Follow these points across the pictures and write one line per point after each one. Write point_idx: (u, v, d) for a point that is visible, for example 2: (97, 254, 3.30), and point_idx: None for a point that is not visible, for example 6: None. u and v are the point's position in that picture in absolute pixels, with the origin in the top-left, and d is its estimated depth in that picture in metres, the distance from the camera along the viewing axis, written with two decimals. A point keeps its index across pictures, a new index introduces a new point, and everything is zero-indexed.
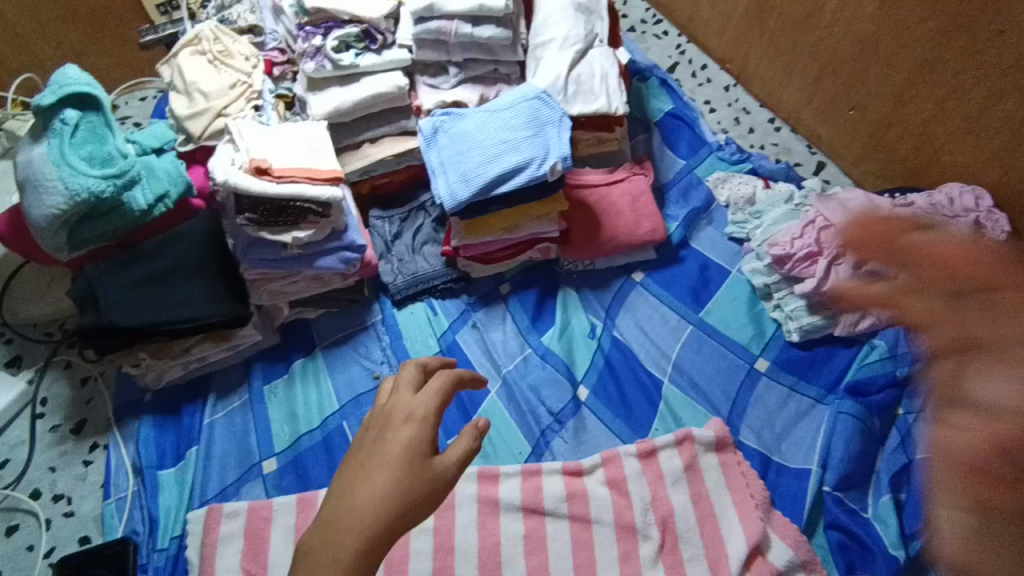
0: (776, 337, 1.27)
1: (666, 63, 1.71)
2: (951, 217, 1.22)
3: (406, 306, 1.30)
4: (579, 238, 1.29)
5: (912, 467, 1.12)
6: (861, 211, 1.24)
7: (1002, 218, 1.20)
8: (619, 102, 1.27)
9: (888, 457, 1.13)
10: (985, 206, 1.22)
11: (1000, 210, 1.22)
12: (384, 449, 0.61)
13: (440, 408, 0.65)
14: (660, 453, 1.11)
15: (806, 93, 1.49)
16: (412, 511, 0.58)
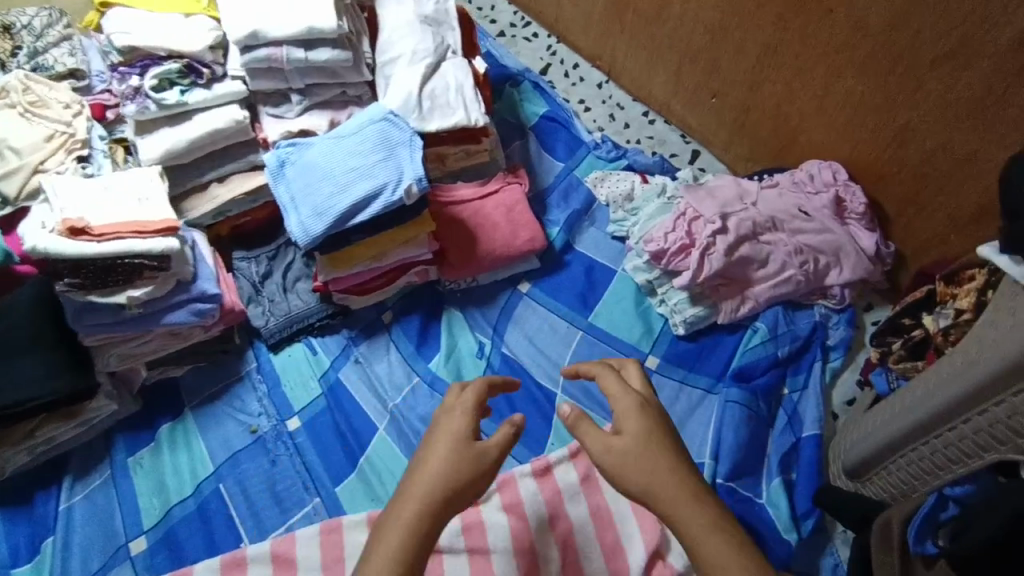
0: (664, 331, 1.28)
1: (539, 66, 1.69)
2: (813, 195, 1.27)
3: (283, 349, 1.22)
4: (455, 257, 1.26)
5: (800, 445, 1.14)
6: (727, 199, 1.28)
7: (858, 190, 1.24)
8: (478, 114, 1.23)
9: (777, 439, 1.15)
10: (842, 179, 1.25)
11: (856, 182, 1.25)
12: (434, 441, 0.71)
13: (479, 404, 0.75)
14: (555, 469, 1.08)
15: (671, 84, 1.51)
16: (463, 490, 0.69)
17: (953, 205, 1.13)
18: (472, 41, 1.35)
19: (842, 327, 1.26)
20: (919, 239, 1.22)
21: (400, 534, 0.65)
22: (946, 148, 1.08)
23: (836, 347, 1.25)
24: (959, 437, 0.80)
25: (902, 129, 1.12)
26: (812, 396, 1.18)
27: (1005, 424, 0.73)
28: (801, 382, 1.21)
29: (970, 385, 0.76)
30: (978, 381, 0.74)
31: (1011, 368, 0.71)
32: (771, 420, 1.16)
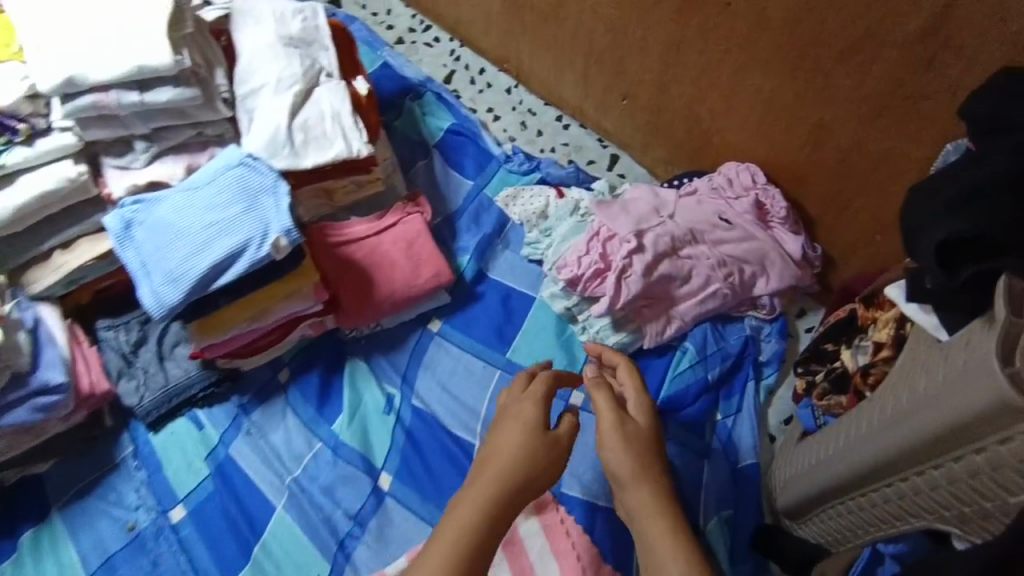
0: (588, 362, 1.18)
1: (442, 73, 1.55)
2: (732, 201, 1.18)
3: (163, 427, 1.10)
4: (351, 303, 1.14)
5: (737, 477, 1.07)
6: (643, 214, 1.18)
7: (777, 193, 1.16)
8: (360, 144, 1.10)
9: (714, 470, 1.07)
10: (761, 182, 1.16)
11: (774, 185, 1.17)
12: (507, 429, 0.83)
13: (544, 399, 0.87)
14: None
15: (580, 87, 1.39)
16: (542, 471, 0.80)
17: (877, 205, 1.05)
18: (354, 60, 1.22)
19: (774, 339, 1.19)
20: (845, 240, 1.14)
21: (477, 505, 0.76)
22: (861, 147, 0.99)
23: (769, 362, 1.17)
24: (883, 500, 0.68)
25: (816, 127, 1.03)
26: (746, 422, 1.12)
27: (932, 496, 0.62)
28: (735, 404, 1.13)
29: (886, 451, 0.63)
30: (898, 449, 0.62)
31: (930, 440, 0.58)
32: (705, 450, 1.08)
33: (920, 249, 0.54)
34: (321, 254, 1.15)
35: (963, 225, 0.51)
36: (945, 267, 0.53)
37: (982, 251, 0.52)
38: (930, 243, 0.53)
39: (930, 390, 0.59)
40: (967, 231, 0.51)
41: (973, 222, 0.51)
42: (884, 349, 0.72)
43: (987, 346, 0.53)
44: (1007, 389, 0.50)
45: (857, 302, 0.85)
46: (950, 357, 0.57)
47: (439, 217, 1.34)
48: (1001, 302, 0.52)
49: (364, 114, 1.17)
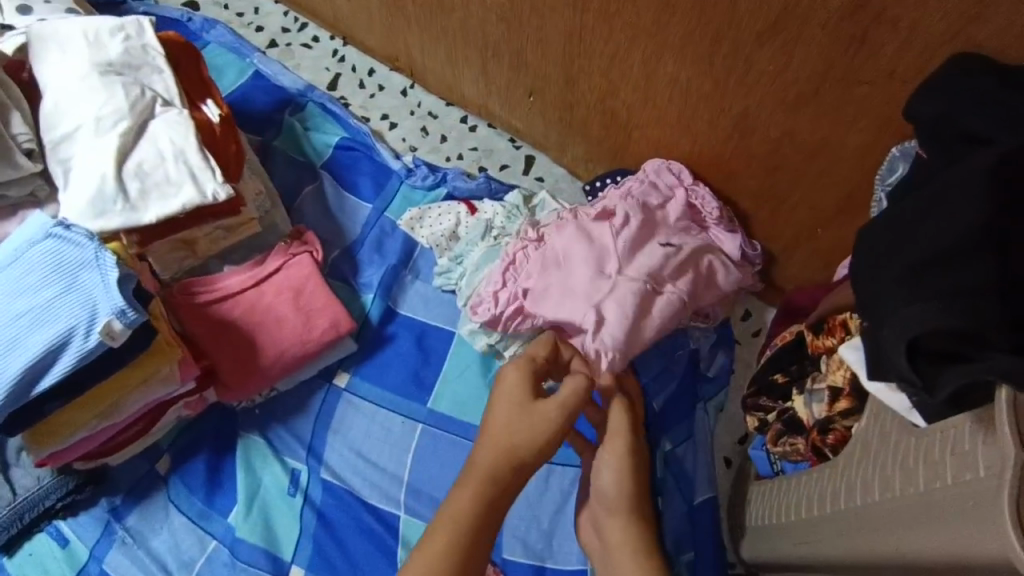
0: None
1: (325, 79, 1.36)
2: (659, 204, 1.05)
3: (19, 546, 0.93)
4: (233, 375, 0.96)
5: (696, 515, 0.96)
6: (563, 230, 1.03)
7: (706, 192, 1.03)
8: (215, 186, 0.91)
9: (670, 512, 0.95)
10: (688, 181, 1.04)
11: (702, 184, 1.04)
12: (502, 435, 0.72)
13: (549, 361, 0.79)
14: None
15: (481, 84, 1.23)
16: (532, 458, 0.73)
17: (815, 198, 0.93)
18: (202, 81, 1.03)
19: (723, 350, 1.06)
20: (783, 236, 1.02)
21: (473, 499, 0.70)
22: (792, 136, 0.87)
23: (717, 377, 1.05)
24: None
25: (740, 118, 0.90)
26: (702, 450, 1.00)
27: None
28: (689, 428, 1.01)
29: (846, 553, 0.50)
30: (858, 557, 0.48)
31: (900, 566, 0.44)
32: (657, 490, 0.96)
33: (885, 338, 0.41)
34: (190, 320, 0.97)
35: (933, 315, 0.38)
36: (923, 372, 0.39)
37: (964, 348, 0.38)
38: (896, 339, 0.40)
39: (904, 504, 0.43)
40: (938, 323, 0.38)
41: (944, 308, 0.38)
42: (841, 399, 0.60)
43: (987, 474, 0.37)
44: (1016, 549, 0.34)
45: (805, 324, 0.72)
46: (929, 466, 0.42)
47: (334, 251, 1.16)
48: (1001, 417, 0.36)
49: (215, 146, 0.98)
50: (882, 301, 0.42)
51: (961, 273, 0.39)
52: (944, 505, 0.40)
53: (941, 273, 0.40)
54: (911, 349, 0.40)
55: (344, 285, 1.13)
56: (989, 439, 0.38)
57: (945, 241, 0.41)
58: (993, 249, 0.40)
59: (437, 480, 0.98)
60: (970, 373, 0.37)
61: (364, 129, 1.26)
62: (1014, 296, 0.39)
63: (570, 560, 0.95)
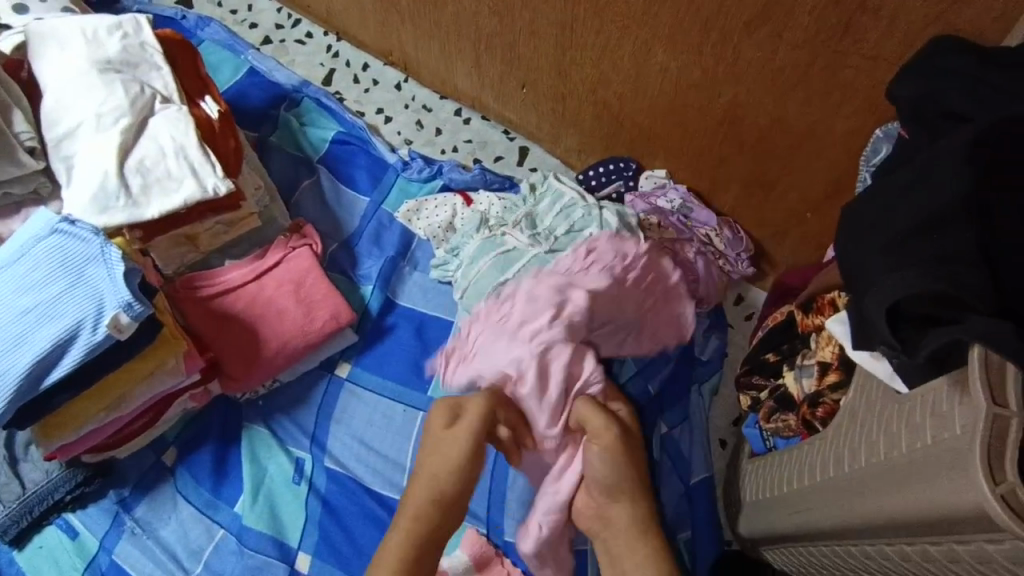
0: None
1: (320, 74, 1.37)
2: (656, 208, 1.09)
3: (29, 540, 0.94)
4: (235, 367, 0.98)
5: (692, 494, 0.99)
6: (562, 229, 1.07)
7: (700, 206, 1.08)
8: (216, 181, 0.93)
9: (666, 492, 0.98)
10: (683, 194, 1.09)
11: (696, 197, 1.10)
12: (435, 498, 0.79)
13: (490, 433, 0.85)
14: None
15: (475, 77, 1.24)
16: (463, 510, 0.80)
17: (804, 183, 0.95)
18: (199, 77, 1.04)
19: (716, 333, 1.09)
20: (773, 221, 1.04)
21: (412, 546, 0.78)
22: (781, 122, 0.89)
23: (711, 360, 1.07)
24: (835, 555, 0.57)
25: (730, 106, 0.92)
26: (697, 431, 1.03)
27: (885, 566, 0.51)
28: (685, 411, 1.04)
29: (835, 517, 0.52)
30: (845, 519, 0.51)
31: (883, 524, 0.46)
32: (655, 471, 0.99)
33: (868, 307, 0.43)
34: (192, 314, 0.98)
35: (911, 280, 0.40)
36: (904, 338, 0.41)
37: (947, 313, 0.40)
38: (877, 306, 0.42)
39: (887, 466, 0.46)
40: (916, 288, 0.40)
41: (923, 274, 0.40)
42: (830, 373, 0.62)
43: (963, 431, 0.39)
44: (990, 501, 0.37)
45: (796, 304, 0.75)
46: (911, 429, 0.44)
47: (332, 244, 1.18)
48: (975, 376, 0.38)
49: (213, 141, 0.99)
50: (866, 271, 0.44)
51: (942, 240, 0.41)
52: (924, 464, 0.42)
53: (921, 241, 0.42)
54: (891, 315, 0.42)
55: (343, 278, 1.15)
56: (966, 399, 0.40)
57: (926, 213, 0.43)
58: (975, 219, 0.41)
59: None
60: (949, 335, 0.39)
61: (360, 124, 1.28)
62: (995, 264, 0.40)
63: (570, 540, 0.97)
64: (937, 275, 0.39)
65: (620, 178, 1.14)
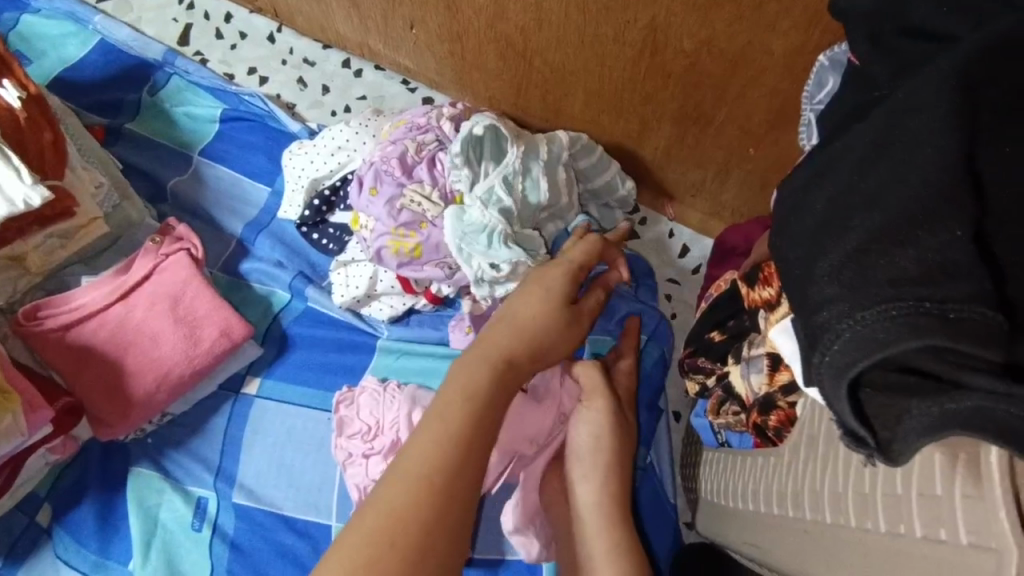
0: None
1: (175, 31, 1.14)
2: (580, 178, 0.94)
3: None
4: (101, 408, 0.81)
5: (658, 471, 0.87)
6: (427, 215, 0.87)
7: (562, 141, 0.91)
8: (26, 191, 0.73)
9: None
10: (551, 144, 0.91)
11: (583, 151, 0.93)
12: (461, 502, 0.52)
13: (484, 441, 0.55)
14: None
15: (356, 19, 1.04)
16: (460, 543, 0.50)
17: (742, 116, 0.81)
18: None
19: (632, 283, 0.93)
20: (714, 160, 0.91)
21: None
22: (709, 45, 0.74)
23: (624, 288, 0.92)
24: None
25: (648, 32, 0.76)
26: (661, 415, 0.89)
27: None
28: (653, 399, 0.88)
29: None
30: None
31: None
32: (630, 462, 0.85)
33: (817, 374, 0.31)
34: (48, 350, 0.82)
35: (880, 339, 0.28)
36: (877, 418, 0.30)
37: (938, 369, 0.28)
38: (834, 377, 0.30)
39: (863, 547, 0.34)
40: (885, 351, 0.28)
41: (891, 320, 0.28)
42: (783, 369, 0.50)
43: (972, 543, 0.27)
44: None
45: (741, 275, 0.62)
46: (891, 503, 0.33)
47: (232, 242, 1.01)
48: (994, 474, 0.27)
49: (21, 141, 0.79)
50: (814, 314, 0.32)
51: (921, 251, 0.28)
52: (915, 564, 0.30)
53: (888, 255, 0.29)
54: (854, 389, 0.30)
55: (246, 281, 0.98)
56: (972, 491, 0.28)
57: (893, 209, 0.29)
58: (973, 204, 0.28)
59: (324, 472, 0.86)
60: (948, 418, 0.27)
61: (250, 94, 1.07)
62: (1005, 273, 0.28)
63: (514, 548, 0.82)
64: (921, 326, 0.27)
65: (437, 142, 0.90)
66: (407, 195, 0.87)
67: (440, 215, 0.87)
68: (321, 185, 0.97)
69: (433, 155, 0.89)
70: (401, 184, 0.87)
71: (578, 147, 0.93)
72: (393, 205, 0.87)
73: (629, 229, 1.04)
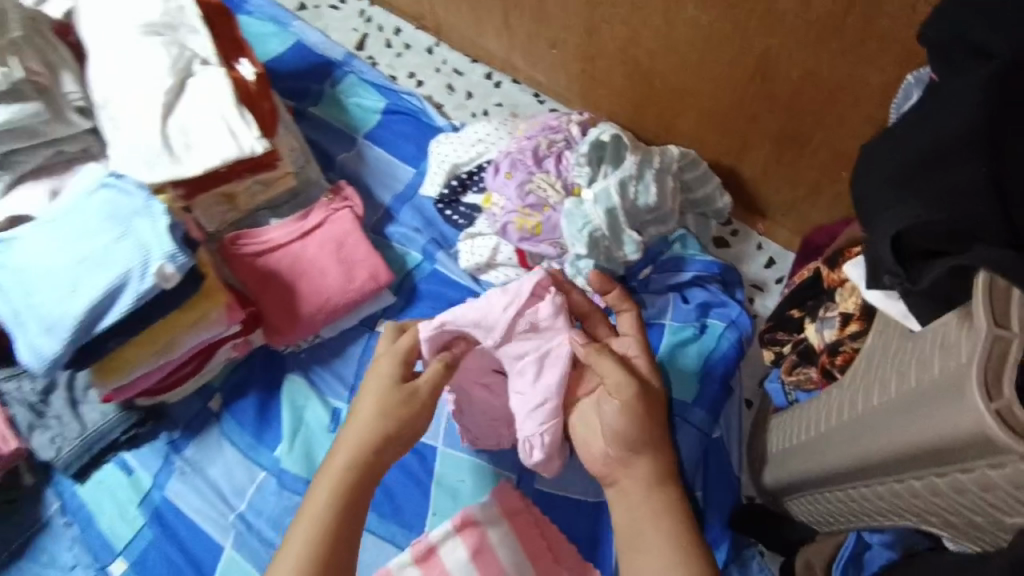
0: None
1: (354, 39, 1.39)
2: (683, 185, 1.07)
3: (90, 476, 1.00)
4: (275, 319, 1.02)
5: (727, 445, 0.97)
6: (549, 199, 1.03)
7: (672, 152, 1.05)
8: (253, 142, 0.94)
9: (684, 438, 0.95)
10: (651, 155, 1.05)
11: (689, 163, 1.07)
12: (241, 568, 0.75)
13: None
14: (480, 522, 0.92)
15: (504, 38, 1.24)
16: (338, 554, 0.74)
17: (838, 141, 0.93)
18: (235, 40, 1.06)
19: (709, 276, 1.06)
20: (807, 180, 1.03)
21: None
22: (815, 75, 0.87)
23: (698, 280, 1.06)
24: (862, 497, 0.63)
25: (762, 61, 0.91)
26: (733, 396, 1.00)
27: (916, 505, 0.57)
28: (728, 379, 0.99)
29: None
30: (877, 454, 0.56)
31: (909, 450, 0.53)
32: (704, 431, 0.96)
33: (877, 237, 0.50)
34: (240, 267, 1.03)
35: (913, 217, 0.47)
36: (909, 266, 0.50)
37: (943, 240, 0.47)
38: (885, 237, 0.49)
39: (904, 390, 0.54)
40: (917, 221, 0.47)
41: (925, 205, 0.47)
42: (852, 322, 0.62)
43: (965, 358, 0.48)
44: (992, 428, 0.45)
45: (823, 261, 0.73)
46: (923, 358, 0.53)
47: (381, 209, 1.21)
48: (980, 303, 0.47)
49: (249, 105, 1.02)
50: (878, 205, 0.50)
51: (949, 173, 0.46)
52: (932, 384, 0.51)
53: (930, 173, 0.47)
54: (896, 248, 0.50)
55: (388, 241, 1.18)
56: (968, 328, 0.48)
57: (935, 149, 0.47)
58: (990, 151, 0.44)
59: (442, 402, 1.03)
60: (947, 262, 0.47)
61: (409, 93, 1.30)
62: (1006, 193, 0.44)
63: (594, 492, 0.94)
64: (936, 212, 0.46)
65: (564, 142, 1.07)
66: (536, 183, 1.03)
67: (560, 202, 1.02)
68: (459, 169, 1.16)
69: (560, 152, 1.05)
70: (531, 171, 1.04)
71: (685, 161, 1.06)
72: (523, 188, 1.03)
73: (721, 238, 1.16)
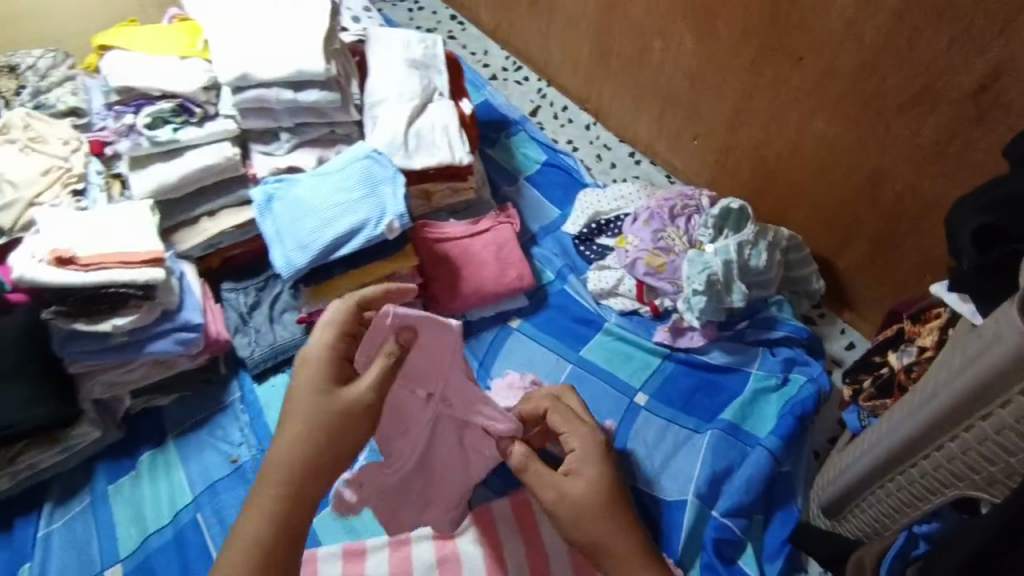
0: (665, 364, 1.26)
1: (529, 107, 1.73)
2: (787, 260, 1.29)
3: (266, 379, 1.23)
4: (440, 291, 1.28)
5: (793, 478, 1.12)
6: (674, 248, 1.28)
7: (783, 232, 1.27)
8: (464, 154, 1.26)
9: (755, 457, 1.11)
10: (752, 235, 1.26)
11: (796, 246, 1.29)
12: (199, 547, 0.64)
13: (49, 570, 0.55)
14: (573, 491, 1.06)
15: (654, 127, 1.55)
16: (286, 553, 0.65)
17: (927, 247, 1.15)
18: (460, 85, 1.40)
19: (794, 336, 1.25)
20: (894, 277, 1.23)
21: None
22: (915, 189, 1.11)
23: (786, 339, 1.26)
24: (921, 474, 0.80)
25: (872, 172, 1.16)
26: (804, 439, 1.16)
27: (963, 461, 0.74)
28: (803, 421, 1.16)
29: None
30: (935, 411, 0.74)
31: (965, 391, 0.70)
32: (776, 460, 1.11)
33: (962, 235, 0.70)
34: (422, 243, 1.29)
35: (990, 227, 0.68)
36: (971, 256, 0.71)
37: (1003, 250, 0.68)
38: (966, 235, 0.70)
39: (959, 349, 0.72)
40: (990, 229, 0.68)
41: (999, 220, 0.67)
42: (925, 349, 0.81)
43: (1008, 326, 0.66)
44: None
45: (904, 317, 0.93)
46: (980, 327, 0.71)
47: (528, 234, 1.48)
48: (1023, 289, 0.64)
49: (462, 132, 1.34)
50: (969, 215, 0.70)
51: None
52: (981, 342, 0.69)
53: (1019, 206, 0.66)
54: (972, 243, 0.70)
55: (531, 258, 1.44)
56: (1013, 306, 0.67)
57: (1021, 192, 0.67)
58: None
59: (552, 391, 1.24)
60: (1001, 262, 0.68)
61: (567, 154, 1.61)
62: None
63: (673, 493, 1.10)
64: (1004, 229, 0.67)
65: (693, 208, 1.33)
66: (667, 233, 1.29)
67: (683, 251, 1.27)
68: (600, 216, 1.43)
69: (689, 214, 1.31)
70: (665, 224, 1.30)
71: (793, 244, 1.29)
72: (656, 235, 1.29)
73: (809, 317, 1.35)
